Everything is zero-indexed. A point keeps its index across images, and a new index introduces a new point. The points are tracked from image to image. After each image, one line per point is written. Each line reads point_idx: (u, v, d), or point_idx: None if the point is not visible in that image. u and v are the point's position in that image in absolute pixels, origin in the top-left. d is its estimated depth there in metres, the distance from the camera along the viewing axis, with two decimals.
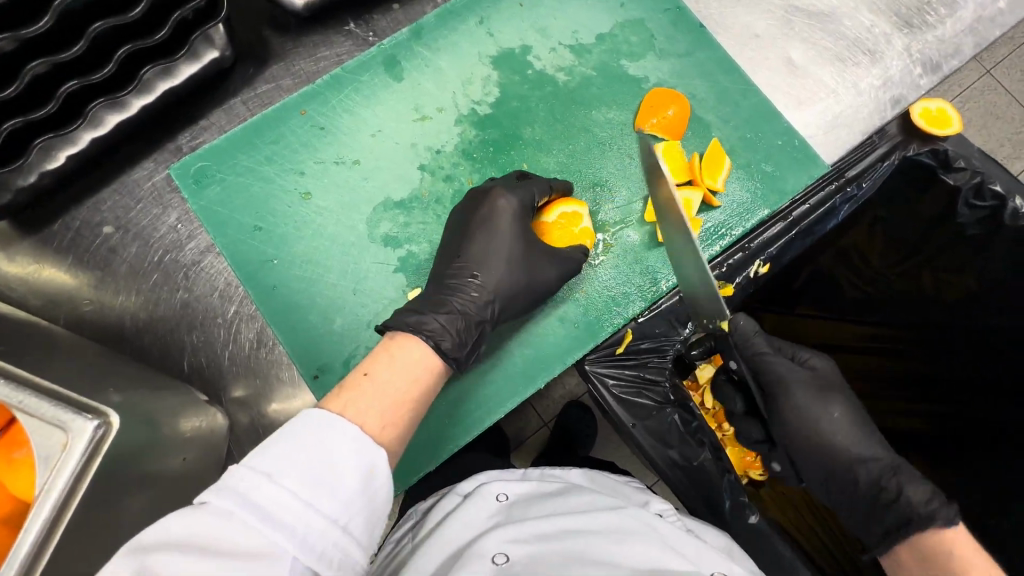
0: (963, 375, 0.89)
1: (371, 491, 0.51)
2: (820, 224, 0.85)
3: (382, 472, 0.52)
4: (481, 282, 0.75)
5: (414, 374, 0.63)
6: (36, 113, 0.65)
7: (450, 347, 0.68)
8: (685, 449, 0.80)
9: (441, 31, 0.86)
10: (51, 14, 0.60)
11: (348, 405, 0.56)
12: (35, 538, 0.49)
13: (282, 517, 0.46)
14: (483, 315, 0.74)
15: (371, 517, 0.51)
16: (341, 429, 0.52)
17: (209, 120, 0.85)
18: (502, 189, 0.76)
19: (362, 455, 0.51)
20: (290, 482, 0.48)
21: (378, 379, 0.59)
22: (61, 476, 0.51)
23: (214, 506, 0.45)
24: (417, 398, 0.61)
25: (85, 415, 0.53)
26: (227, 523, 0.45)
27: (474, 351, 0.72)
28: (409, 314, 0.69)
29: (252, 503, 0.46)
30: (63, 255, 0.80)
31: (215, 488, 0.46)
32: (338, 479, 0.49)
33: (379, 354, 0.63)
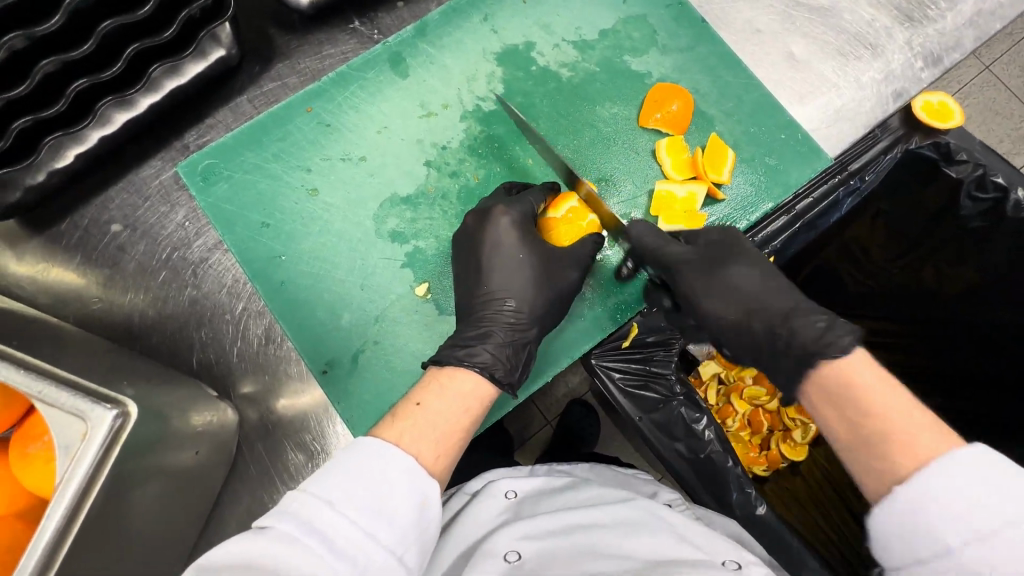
0: (966, 370, 0.90)
1: (424, 523, 0.51)
2: (823, 217, 0.87)
3: (434, 504, 0.53)
4: (517, 307, 0.76)
5: (467, 403, 0.64)
6: (46, 111, 0.66)
7: (503, 374, 0.70)
8: (692, 441, 0.80)
9: (445, 28, 0.87)
10: (62, 13, 0.60)
11: (405, 435, 0.56)
12: (55, 528, 0.51)
13: (343, 546, 0.46)
14: (524, 339, 0.75)
15: (423, 548, 0.51)
16: (398, 460, 0.52)
17: (216, 118, 0.85)
18: (504, 207, 0.76)
19: (417, 485, 0.52)
20: (349, 509, 0.48)
21: (431, 409, 0.60)
22: (82, 464, 0.52)
23: (275, 531, 0.45)
24: (469, 426, 0.62)
25: (104, 405, 0.53)
26: (292, 550, 0.44)
27: (523, 374, 0.74)
28: (454, 347, 0.70)
29: (316, 530, 0.46)
30: (71, 253, 0.81)
31: (274, 514, 0.47)
32: (395, 508, 0.50)
33: (429, 385, 0.64)
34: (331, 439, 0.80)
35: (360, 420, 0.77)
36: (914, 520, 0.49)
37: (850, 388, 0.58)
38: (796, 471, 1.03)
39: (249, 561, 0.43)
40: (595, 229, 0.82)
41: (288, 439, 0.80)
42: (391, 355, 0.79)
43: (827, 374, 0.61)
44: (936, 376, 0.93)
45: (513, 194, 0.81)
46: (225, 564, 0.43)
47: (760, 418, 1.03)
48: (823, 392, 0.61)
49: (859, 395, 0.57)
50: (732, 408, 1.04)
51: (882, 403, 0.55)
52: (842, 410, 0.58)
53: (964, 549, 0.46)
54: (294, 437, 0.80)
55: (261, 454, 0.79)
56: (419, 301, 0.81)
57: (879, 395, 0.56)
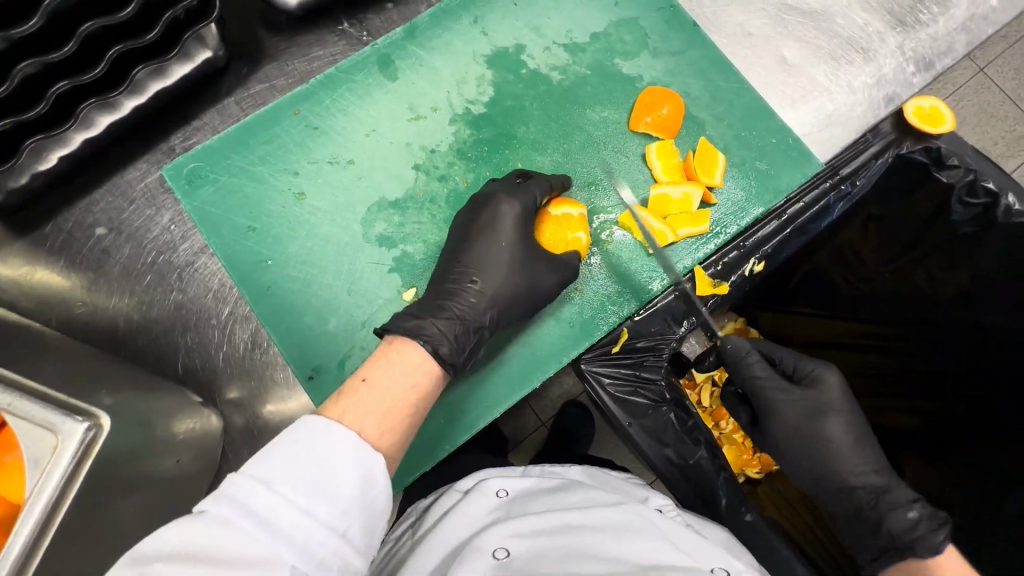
0: (962, 370, 0.88)
1: (368, 500, 0.51)
2: (815, 222, 0.85)
3: (381, 480, 0.53)
4: (480, 287, 0.75)
5: (414, 379, 0.63)
6: (27, 114, 0.65)
7: (447, 352, 0.67)
8: (681, 448, 0.80)
9: (435, 31, 0.86)
10: (40, 15, 0.59)
11: (347, 411, 0.56)
12: (24, 542, 0.49)
13: (281, 526, 0.46)
14: (483, 318, 0.74)
15: (368, 524, 0.51)
16: (338, 435, 0.52)
17: (203, 120, 0.84)
18: (505, 195, 0.76)
19: (361, 460, 0.52)
20: (289, 489, 0.48)
21: (376, 385, 0.59)
22: (53, 477, 0.51)
23: (211, 515, 0.45)
24: (415, 404, 0.61)
25: (75, 417, 0.53)
26: (227, 532, 0.44)
27: (474, 355, 0.72)
28: (407, 318, 0.69)
29: (252, 512, 0.46)
30: (55, 256, 0.79)
31: (213, 497, 0.46)
32: (338, 486, 0.50)
33: (378, 360, 0.63)
34: None
35: None
36: None
37: None
38: None
39: (185, 545, 0.43)
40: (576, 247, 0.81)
41: None
42: None
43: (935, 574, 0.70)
44: (930, 380, 0.92)
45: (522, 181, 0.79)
46: (161, 554, 0.42)
47: None
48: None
49: None
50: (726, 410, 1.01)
51: None
52: None
53: None
54: None
55: (247, 460, 0.79)
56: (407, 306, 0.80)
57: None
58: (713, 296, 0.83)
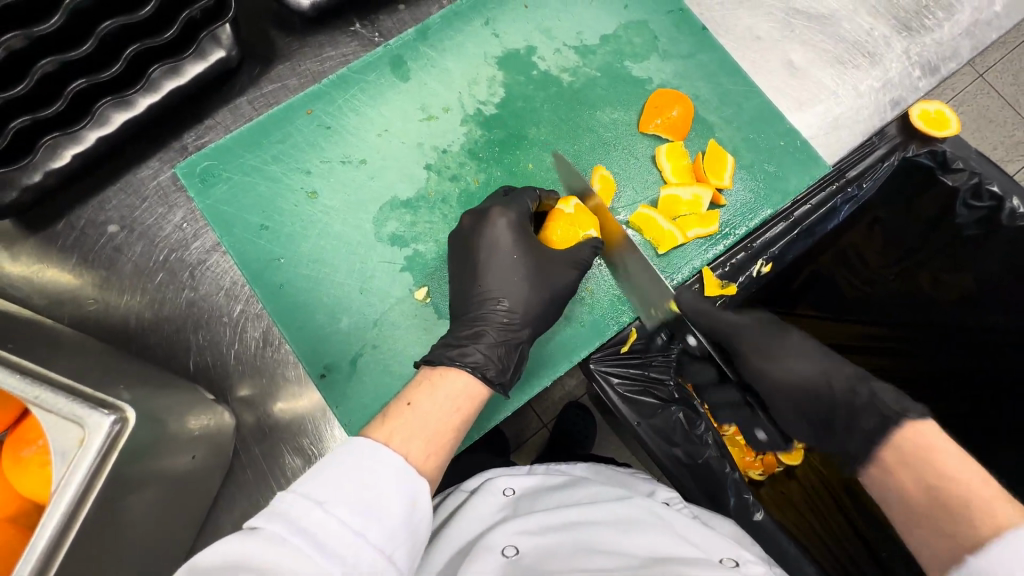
0: (968, 370, 0.89)
1: (415, 522, 0.51)
2: (821, 224, 0.86)
3: (424, 503, 0.52)
4: (511, 307, 0.75)
5: (457, 403, 0.63)
6: (44, 111, 0.66)
7: (495, 374, 0.70)
8: (690, 447, 0.81)
9: (447, 32, 0.87)
10: (61, 11, 0.60)
11: (395, 436, 0.56)
12: (50, 535, 0.50)
13: (333, 546, 0.46)
14: (518, 338, 0.75)
15: (413, 548, 0.50)
16: (389, 461, 0.52)
17: (215, 119, 0.85)
18: (500, 209, 0.76)
19: (407, 484, 0.52)
20: (340, 510, 0.47)
21: (422, 410, 0.60)
22: (79, 470, 0.51)
23: (266, 532, 0.45)
24: (459, 427, 0.61)
25: (101, 410, 0.53)
26: (280, 549, 0.44)
27: (515, 375, 0.74)
28: (447, 347, 0.70)
29: (304, 529, 0.46)
30: (68, 253, 0.80)
31: (266, 514, 0.46)
32: (385, 508, 0.49)
33: (420, 385, 0.64)
34: (328, 442, 0.79)
35: (358, 424, 0.77)
36: None
37: (919, 462, 0.58)
38: (792, 475, 1.02)
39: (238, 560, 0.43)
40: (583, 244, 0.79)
41: (285, 443, 0.79)
42: (389, 360, 0.79)
43: (907, 437, 0.60)
44: (932, 381, 0.93)
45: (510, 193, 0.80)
46: (214, 565, 0.42)
47: None
48: (897, 450, 0.60)
49: (922, 466, 0.57)
50: None
51: (951, 467, 0.55)
52: (911, 478, 0.58)
53: None
54: (291, 440, 0.79)
55: (257, 458, 0.79)
56: (418, 305, 0.81)
57: (945, 458, 0.56)
58: (721, 297, 0.83)
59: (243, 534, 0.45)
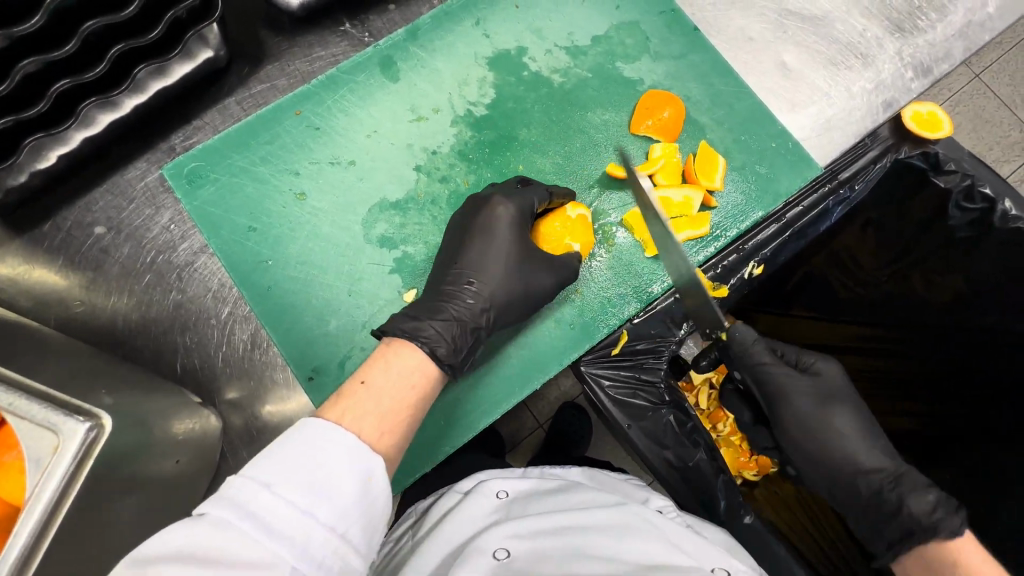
0: (961, 372, 0.89)
1: (369, 498, 0.51)
2: (813, 226, 0.88)
3: (380, 479, 0.52)
4: (478, 289, 0.75)
5: (410, 381, 0.62)
6: (27, 112, 0.65)
7: (446, 354, 0.67)
8: (680, 450, 0.80)
9: (437, 33, 0.86)
10: (41, 12, 0.59)
11: (347, 414, 0.56)
12: (24, 543, 0.49)
13: (281, 528, 0.46)
14: (479, 319, 0.73)
15: (369, 524, 0.51)
16: (341, 438, 0.52)
17: (203, 119, 0.84)
18: (502, 196, 0.76)
19: (361, 462, 0.51)
20: (288, 491, 0.47)
21: (375, 387, 0.59)
22: (53, 478, 0.50)
23: (213, 517, 0.45)
24: (413, 404, 0.61)
25: (77, 417, 0.52)
26: (227, 534, 0.44)
27: (468, 359, 0.71)
28: (405, 319, 0.69)
29: (253, 514, 0.45)
30: (54, 255, 0.79)
31: (213, 499, 0.46)
32: (336, 487, 0.49)
33: (375, 362, 0.63)
34: None
35: None
36: None
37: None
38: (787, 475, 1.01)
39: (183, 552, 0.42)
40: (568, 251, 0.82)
41: None
42: None
43: (943, 553, 0.67)
44: (929, 381, 0.92)
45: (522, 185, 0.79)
46: (159, 555, 0.42)
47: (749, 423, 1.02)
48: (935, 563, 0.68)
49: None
50: (723, 413, 1.02)
51: None
52: None
53: None
54: None
55: (245, 461, 0.78)
56: None
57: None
58: (712, 299, 0.86)
59: (190, 520, 0.45)
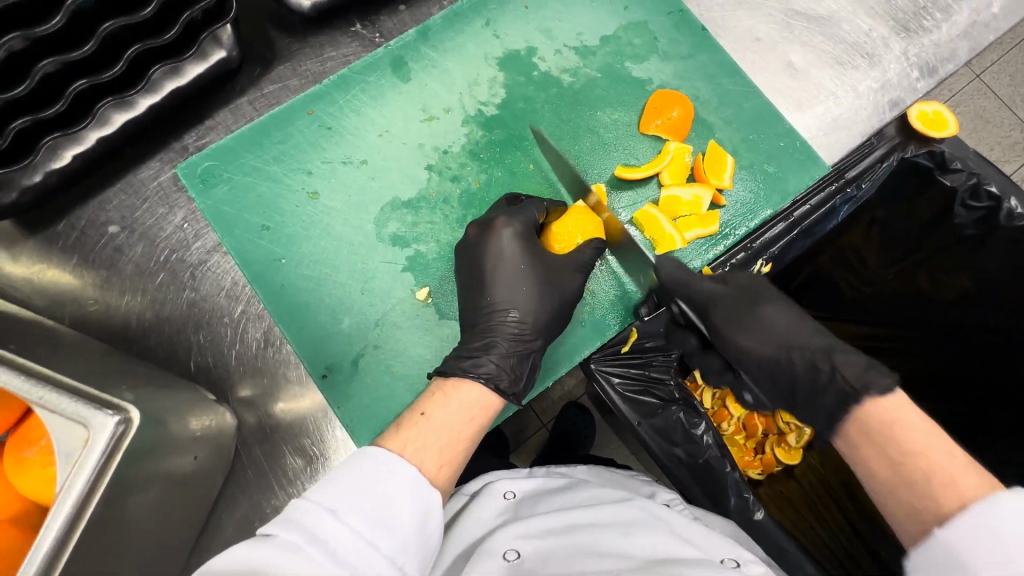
0: (965, 371, 0.90)
1: (426, 534, 0.51)
2: (819, 225, 0.86)
3: (436, 515, 0.53)
4: (521, 317, 0.75)
5: (470, 413, 0.63)
6: (45, 112, 0.66)
7: (508, 385, 0.70)
8: (690, 446, 0.81)
9: (448, 33, 0.87)
10: (62, 13, 0.60)
11: (408, 446, 0.56)
12: (55, 536, 0.50)
13: (346, 555, 0.46)
14: (528, 350, 0.75)
15: (425, 558, 0.51)
16: (405, 470, 0.52)
17: (216, 119, 0.85)
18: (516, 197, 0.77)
19: (421, 494, 0.52)
20: (351, 518, 0.47)
21: (436, 419, 0.60)
22: (83, 471, 0.52)
23: (281, 539, 0.45)
24: (473, 437, 0.62)
25: (106, 411, 0.54)
26: (293, 557, 0.43)
27: (528, 384, 0.75)
28: (460, 358, 0.71)
29: (317, 538, 0.45)
30: (68, 254, 0.80)
31: (280, 521, 0.46)
32: (397, 517, 0.50)
33: (433, 395, 0.64)
34: (330, 444, 0.79)
35: (361, 425, 0.77)
36: (956, 559, 0.50)
37: (892, 430, 0.59)
38: (790, 474, 1.03)
39: (250, 569, 0.42)
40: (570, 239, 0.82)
41: (286, 443, 0.79)
42: (391, 360, 0.79)
43: (871, 413, 0.62)
44: (932, 379, 0.94)
45: (514, 205, 0.80)
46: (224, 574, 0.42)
47: (754, 422, 1.03)
48: (864, 424, 0.62)
49: (900, 435, 0.58)
50: (728, 411, 1.01)
51: (922, 439, 0.57)
52: (881, 445, 0.59)
53: None
54: (292, 441, 0.79)
55: (258, 458, 0.79)
56: (419, 305, 0.81)
57: (917, 430, 0.58)
58: None
59: (257, 540, 0.45)
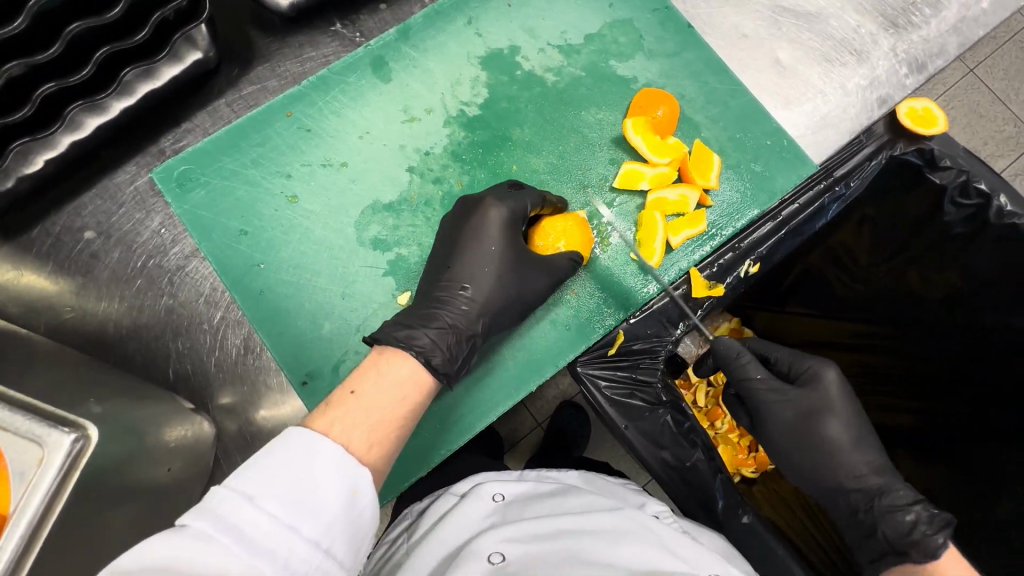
0: (956, 371, 0.89)
1: (354, 512, 0.50)
2: (809, 224, 0.85)
3: (366, 493, 0.51)
4: (471, 294, 0.74)
5: (404, 391, 0.61)
6: (12, 116, 0.65)
7: (441, 362, 0.67)
8: (678, 450, 0.80)
9: (429, 32, 0.85)
10: (24, 15, 0.59)
11: (335, 424, 0.55)
12: (7, 559, 0.48)
13: (263, 542, 0.45)
14: (475, 327, 0.73)
15: (355, 536, 0.50)
16: (328, 449, 0.51)
17: (194, 122, 0.83)
18: (495, 199, 0.75)
19: (346, 475, 0.51)
20: (269, 503, 0.47)
21: (366, 396, 0.58)
22: (38, 491, 0.49)
23: (193, 529, 0.44)
24: (406, 415, 0.60)
25: (61, 428, 0.51)
26: (206, 547, 0.43)
27: (463, 365, 0.71)
28: (399, 329, 0.68)
29: (233, 527, 0.45)
30: (43, 260, 0.78)
31: (196, 510, 0.45)
32: (321, 499, 0.49)
33: (367, 371, 0.62)
34: None
35: None
36: None
37: None
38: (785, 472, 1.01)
39: (164, 566, 0.42)
40: (553, 242, 0.80)
41: None
42: None
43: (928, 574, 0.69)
44: (927, 378, 0.93)
45: (516, 189, 0.78)
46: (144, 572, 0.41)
47: None
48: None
49: None
50: (721, 410, 1.02)
51: None
52: None
53: None
54: None
55: (240, 467, 0.77)
56: (402, 310, 0.79)
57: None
58: (708, 298, 0.82)
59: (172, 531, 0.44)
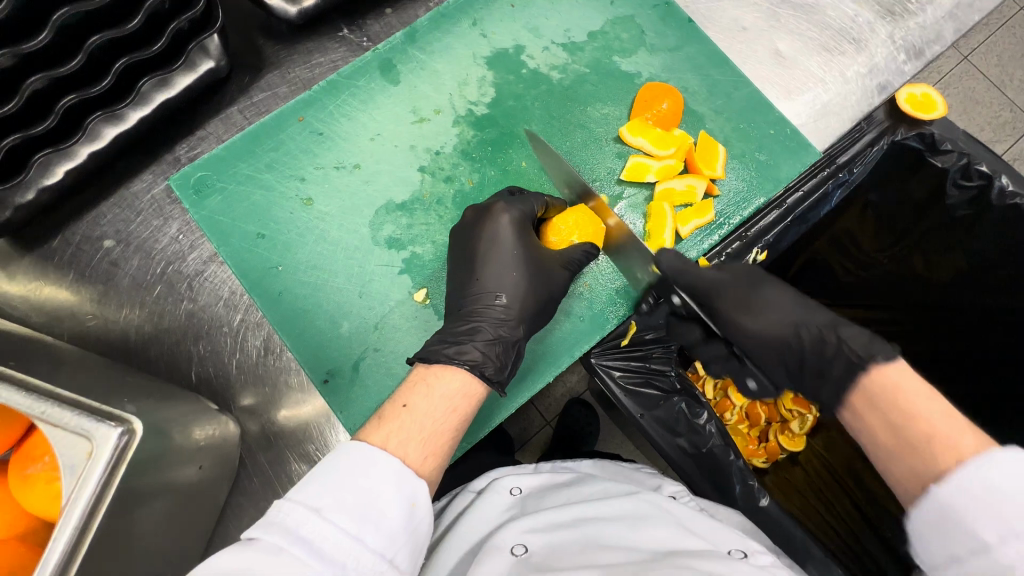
0: (956, 355, 0.92)
1: (415, 523, 0.51)
2: (813, 211, 0.87)
3: (424, 504, 0.53)
4: (506, 304, 0.75)
5: (453, 403, 0.62)
6: (36, 128, 0.67)
7: (493, 372, 0.69)
8: (694, 437, 0.81)
9: (435, 33, 0.87)
10: (48, 30, 0.60)
11: (391, 438, 0.55)
12: (64, 548, 0.50)
13: (332, 553, 0.46)
14: (514, 336, 0.74)
15: (414, 549, 0.51)
16: (385, 463, 0.52)
17: (207, 130, 0.85)
18: (504, 205, 0.76)
19: (407, 485, 0.52)
20: (335, 515, 0.47)
21: (418, 410, 0.59)
22: (88, 483, 0.51)
23: (264, 542, 0.45)
24: (457, 428, 0.61)
25: (108, 423, 0.53)
26: (277, 559, 0.44)
27: (512, 372, 0.73)
28: (444, 344, 0.69)
29: (303, 538, 0.46)
30: (64, 270, 0.80)
31: (263, 524, 0.46)
32: (382, 511, 0.49)
33: (416, 385, 0.63)
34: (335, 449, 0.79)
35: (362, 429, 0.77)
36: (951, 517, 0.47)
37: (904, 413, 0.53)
38: (795, 461, 1.04)
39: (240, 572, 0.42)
40: (570, 236, 0.81)
41: (290, 450, 0.79)
42: (391, 362, 0.79)
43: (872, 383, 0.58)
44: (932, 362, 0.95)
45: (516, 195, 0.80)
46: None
47: (758, 411, 1.04)
48: (864, 398, 0.58)
49: (896, 396, 0.55)
50: (730, 401, 1.03)
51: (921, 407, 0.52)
52: (886, 422, 0.54)
53: (1002, 546, 0.45)
54: (296, 447, 0.79)
55: (264, 466, 0.79)
56: (418, 307, 0.81)
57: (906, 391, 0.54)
58: None
59: (242, 544, 0.45)
